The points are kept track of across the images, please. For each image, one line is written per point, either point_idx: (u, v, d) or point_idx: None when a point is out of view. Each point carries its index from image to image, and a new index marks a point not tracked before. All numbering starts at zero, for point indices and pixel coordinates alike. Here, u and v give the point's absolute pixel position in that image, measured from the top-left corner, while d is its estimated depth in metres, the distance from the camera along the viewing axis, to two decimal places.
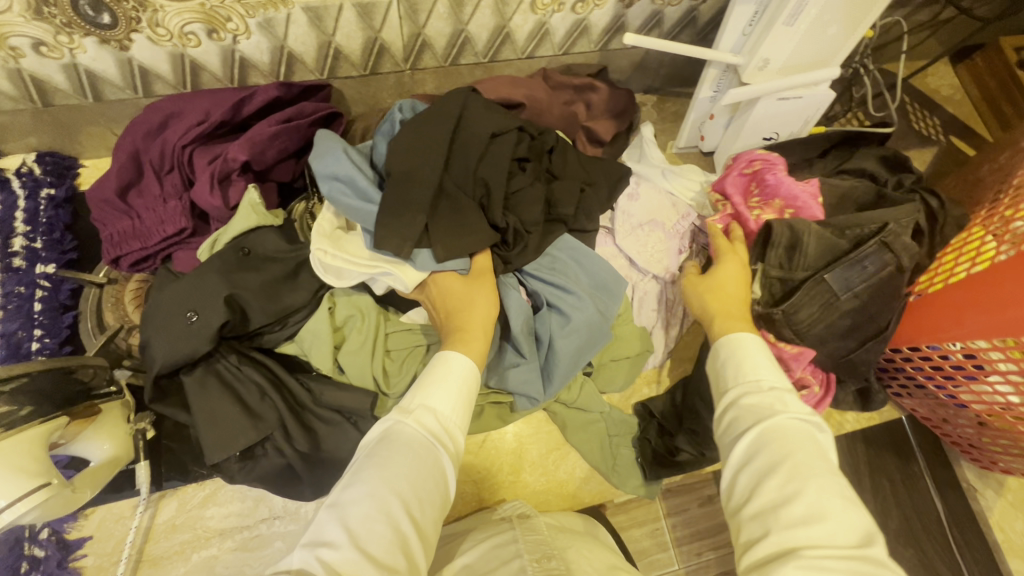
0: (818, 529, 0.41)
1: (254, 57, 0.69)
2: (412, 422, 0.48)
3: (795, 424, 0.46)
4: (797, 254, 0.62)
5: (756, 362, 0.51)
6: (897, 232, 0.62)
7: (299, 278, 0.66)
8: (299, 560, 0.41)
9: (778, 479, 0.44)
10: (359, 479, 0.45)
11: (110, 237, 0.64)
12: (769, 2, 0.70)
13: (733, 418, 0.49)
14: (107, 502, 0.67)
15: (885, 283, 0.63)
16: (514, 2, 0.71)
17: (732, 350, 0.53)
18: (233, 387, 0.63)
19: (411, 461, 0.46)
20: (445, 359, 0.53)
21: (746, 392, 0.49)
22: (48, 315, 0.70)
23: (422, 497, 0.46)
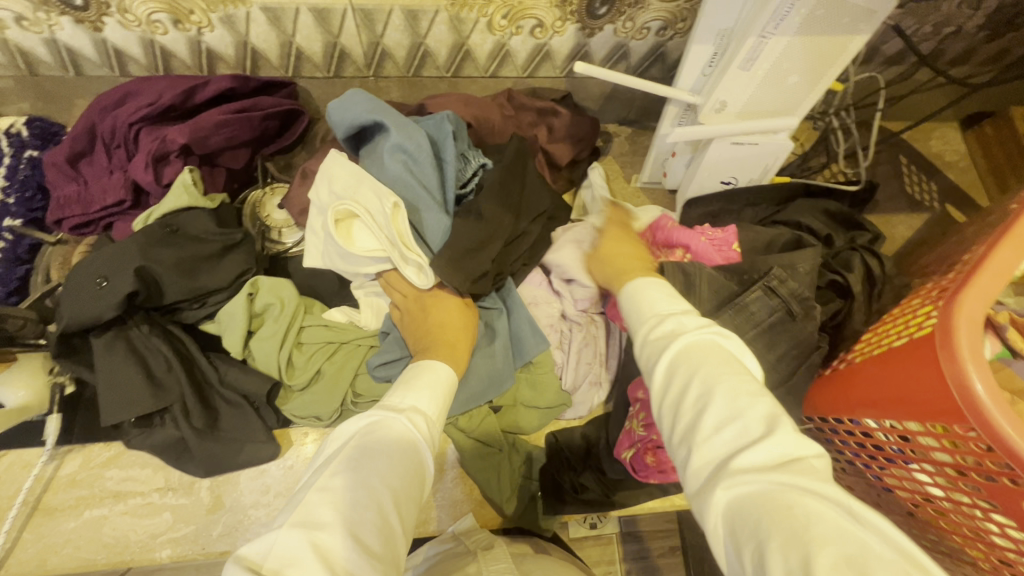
0: (738, 439, 0.40)
1: (220, 49, 0.73)
2: (404, 417, 0.48)
3: (701, 343, 0.46)
4: (693, 298, 0.65)
5: (652, 298, 0.53)
6: (782, 279, 0.65)
7: (223, 261, 0.68)
8: (287, 546, 0.37)
9: (691, 397, 0.43)
10: (357, 460, 0.43)
11: (57, 200, 0.69)
12: (727, 45, 0.69)
13: (645, 353, 0.49)
14: (17, 448, 0.70)
15: (785, 333, 0.65)
16: (470, 21, 0.73)
17: (631, 293, 0.55)
18: (143, 356, 0.66)
19: (399, 455, 0.44)
20: (432, 367, 0.55)
21: (655, 322, 0.50)
22: (4, 265, 0.75)
23: (410, 483, 0.44)
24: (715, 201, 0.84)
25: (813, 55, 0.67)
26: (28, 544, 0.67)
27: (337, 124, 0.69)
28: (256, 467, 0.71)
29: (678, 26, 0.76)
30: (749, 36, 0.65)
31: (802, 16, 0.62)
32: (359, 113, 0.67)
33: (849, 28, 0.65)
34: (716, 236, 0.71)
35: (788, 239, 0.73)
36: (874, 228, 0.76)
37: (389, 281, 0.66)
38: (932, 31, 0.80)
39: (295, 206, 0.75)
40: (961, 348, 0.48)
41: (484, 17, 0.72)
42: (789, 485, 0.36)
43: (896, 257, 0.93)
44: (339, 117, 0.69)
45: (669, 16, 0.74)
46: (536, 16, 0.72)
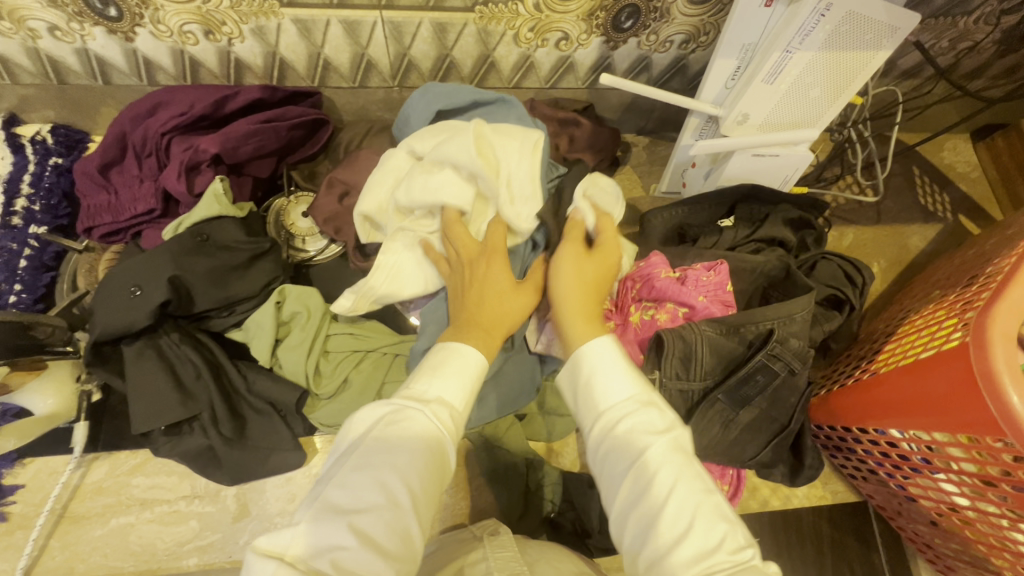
0: (715, 558, 0.38)
1: (249, 59, 0.74)
2: (424, 411, 0.45)
3: (669, 447, 0.43)
4: (691, 364, 0.62)
5: (608, 380, 0.47)
6: (784, 340, 0.62)
7: (251, 270, 0.69)
8: (309, 540, 0.38)
9: (666, 517, 0.40)
10: (377, 451, 0.42)
11: (87, 208, 0.70)
12: (751, 58, 0.70)
13: (608, 450, 0.44)
14: (44, 456, 0.70)
15: (784, 386, 0.65)
16: (497, 34, 0.73)
17: (582, 370, 0.48)
18: (172, 364, 0.66)
19: (419, 452, 0.43)
20: (459, 350, 0.51)
21: (619, 420, 0.44)
22: (30, 272, 0.76)
23: (431, 480, 0.43)
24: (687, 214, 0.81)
25: (836, 69, 0.69)
26: (55, 552, 0.67)
27: (415, 107, 0.73)
28: (282, 474, 0.71)
29: (701, 40, 0.77)
30: (775, 51, 0.66)
31: (828, 31, 0.64)
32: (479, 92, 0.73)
33: (873, 44, 0.66)
34: (710, 280, 0.65)
35: (776, 268, 0.69)
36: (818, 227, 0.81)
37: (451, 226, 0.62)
38: (948, 46, 0.81)
39: (320, 215, 0.75)
40: (997, 362, 0.49)
41: (511, 29, 0.73)
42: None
43: (911, 267, 0.94)
44: (435, 97, 0.73)
45: (692, 30, 0.75)
46: (562, 29, 0.73)
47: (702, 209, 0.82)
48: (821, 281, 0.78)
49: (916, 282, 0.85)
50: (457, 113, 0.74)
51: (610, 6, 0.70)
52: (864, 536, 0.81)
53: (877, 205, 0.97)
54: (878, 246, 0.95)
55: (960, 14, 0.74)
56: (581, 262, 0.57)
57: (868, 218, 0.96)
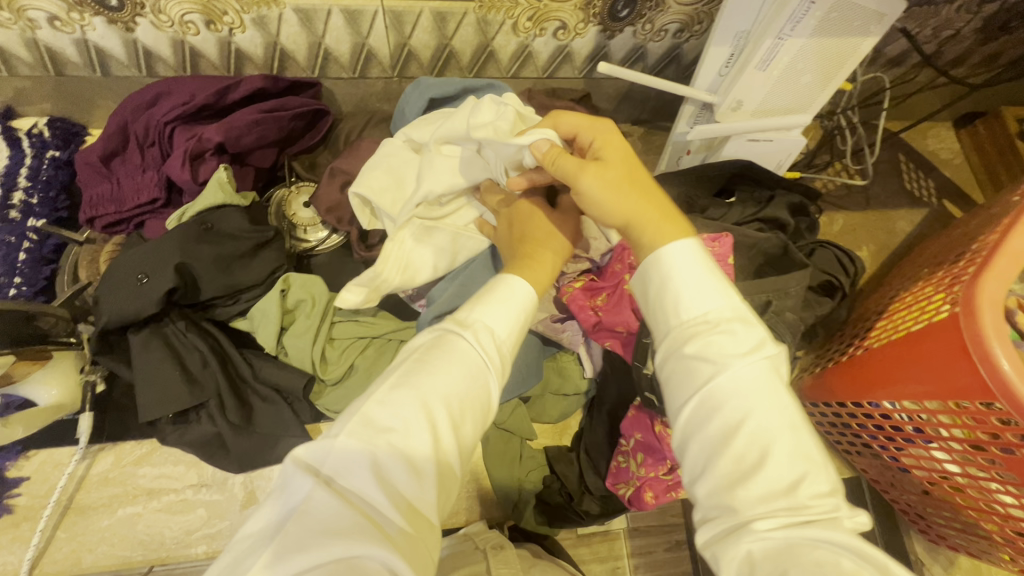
0: (782, 493, 0.36)
1: (249, 50, 0.75)
2: (469, 335, 0.43)
3: (748, 368, 0.38)
4: None
5: (691, 292, 0.42)
6: (779, 311, 0.65)
7: (256, 258, 0.70)
8: (343, 460, 0.37)
9: (733, 447, 0.37)
10: (420, 373, 0.40)
11: (90, 198, 0.71)
12: (744, 46, 0.72)
13: (676, 367, 0.41)
14: (48, 448, 0.70)
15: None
16: (496, 24, 0.75)
17: (661, 276, 0.43)
18: (178, 352, 0.66)
19: (464, 376, 0.41)
20: (508, 280, 0.47)
21: (694, 335, 0.40)
22: (30, 265, 0.76)
23: (474, 405, 0.41)
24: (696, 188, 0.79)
25: (826, 56, 0.71)
26: (62, 543, 0.67)
27: (410, 103, 0.75)
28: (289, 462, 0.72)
29: (695, 29, 0.79)
30: (767, 37, 0.68)
31: (818, 18, 0.66)
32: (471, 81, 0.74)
33: (860, 30, 0.68)
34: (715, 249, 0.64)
35: (773, 245, 0.72)
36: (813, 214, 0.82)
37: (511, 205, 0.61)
38: (932, 34, 0.84)
39: (323, 203, 0.75)
40: (986, 328, 0.52)
41: (510, 19, 0.74)
42: (821, 544, 0.34)
43: (899, 250, 0.97)
44: (428, 87, 0.74)
45: (686, 19, 0.77)
46: (560, 19, 0.75)
47: (704, 182, 0.80)
48: (817, 267, 0.79)
49: (903, 264, 0.88)
50: (448, 102, 0.76)
51: None
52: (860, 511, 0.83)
53: (865, 191, 0.99)
54: (867, 231, 0.98)
55: (943, 3, 0.77)
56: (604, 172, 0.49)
57: (856, 203, 0.99)
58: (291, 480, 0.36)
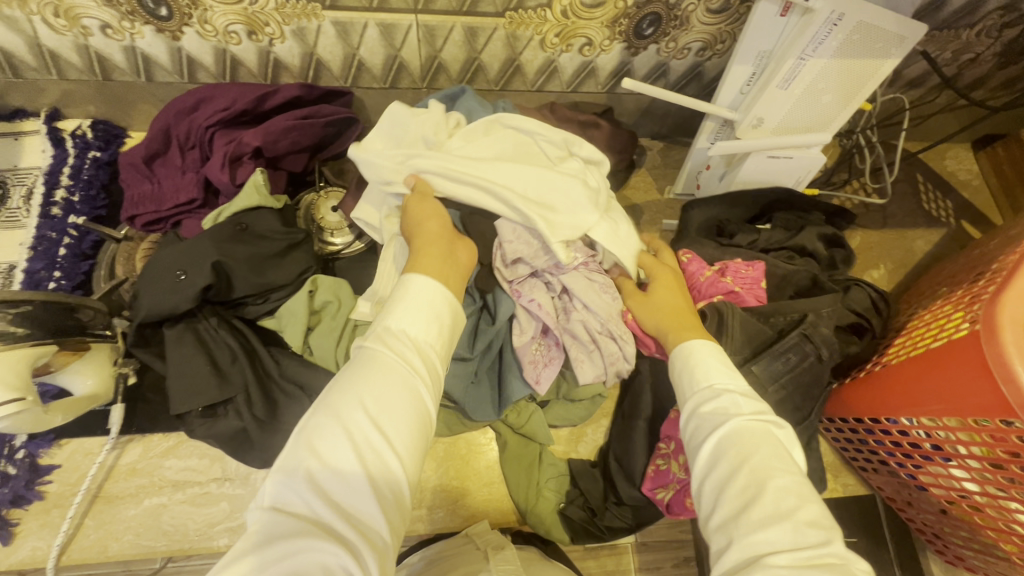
0: (784, 525, 0.39)
1: (287, 60, 0.78)
2: (376, 342, 0.46)
3: (750, 426, 0.45)
4: (724, 337, 0.64)
5: (707, 367, 0.51)
6: (815, 324, 0.65)
7: (287, 258, 0.72)
8: (275, 486, 0.40)
9: (738, 487, 0.42)
10: (334, 388, 0.44)
11: (132, 197, 0.74)
12: (766, 65, 0.74)
13: (694, 426, 0.48)
14: (80, 437, 0.72)
15: (807, 373, 0.65)
16: (525, 39, 0.77)
17: (685, 360, 0.53)
18: (209, 348, 0.68)
19: (380, 383, 0.43)
20: (407, 281, 0.50)
21: (708, 399, 0.49)
22: (70, 260, 0.79)
23: (393, 404, 0.43)
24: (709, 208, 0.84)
25: (847, 76, 0.72)
26: (89, 530, 0.69)
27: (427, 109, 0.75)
28: None
29: (717, 48, 0.81)
30: (789, 57, 0.70)
31: (840, 39, 0.68)
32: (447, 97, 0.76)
33: (882, 52, 0.70)
34: (748, 273, 0.70)
35: (803, 276, 0.72)
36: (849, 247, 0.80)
37: (423, 192, 0.62)
38: (952, 57, 0.85)
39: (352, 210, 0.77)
40: (1006, 346, 0.52)
41: (539, 35, 0.77)
42: None
43: (916, 270, 0.97)
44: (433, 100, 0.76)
45: (709, 38, 0.79)
46: (586, 35, 0.77)
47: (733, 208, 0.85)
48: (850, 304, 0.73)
49: (922, 283, 0.88)
50: None
51: (634, 13, 0.74)
52: (875, 531, 0.82)
53: (882, 210, 1.00)
54: (884, 249, 0.98)
55: (963, 26, 0.79)
56: (648, 300, 0.64)
57: (874, 222, 1.00)
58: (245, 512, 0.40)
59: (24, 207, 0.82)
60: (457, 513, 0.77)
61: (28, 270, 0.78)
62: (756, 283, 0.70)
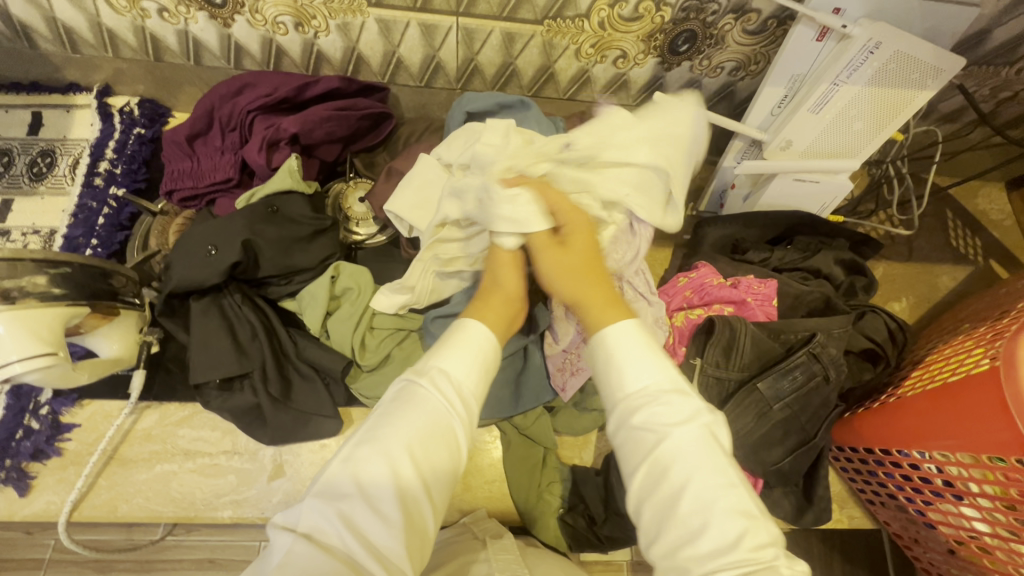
0: (731, 552, 0.40)
1: (330, 52, 0.80)
2: (427, 382, 0.47)
3: (691, 437, 0.44)
4: (733, 353, 0.66)
5: (629, 365, 0.47)
6: (824, 344, 0.66)
7: (314, 243, 0.74)
8: (314, 517, 0.42)
9: (681, 512, 0.42)
10: (385, 424, 0.45)
11: (171, 173, 0.77)
12: (799, 89, 0.75)
13: (623, 439, 0.46)
14: (101, 399, 0.74)
15: (814, 394, 0.67)
16: (561, 47, 0.79)
17: (605, 356, 0.48)
18: (231, 323, 0.71)
19: (425, 425, 0.45)
20: (466, 325, 0.51)
21: (639, 409, 0.45)
22: (107, 229, 0.82)
23: (439, 451, 0.45)
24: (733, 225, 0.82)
25: (881, 105, 0.72)
26: (101, 490, 0.71)
27: (473, 99, 0.77)
28: (318, 441, 0.75)
29: (751, 69, 0.82)
30: (822, 82, 0.70)
31: (875, 68, 0.68)
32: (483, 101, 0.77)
33: (917, 84, 0.70)
34: (760, 289, 0.71)
35: (816, 299, 0.74)
36: (871, 274, 0.79)
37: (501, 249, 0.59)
38: (990, 94, 0.85)
39: (378, 201, 0.79)
40: None
41: (575, 44, 0.78)
42: None
43: (938, 306, 0.95)
44: (468, 101, 0.78)
45: (744, 58, 0.80)
46: (621, 48, 0.79)
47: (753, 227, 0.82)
48: (861, 331, 0.74)
49: (944, 318, 0.87)
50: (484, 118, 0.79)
51: (670, 29, 0.75)
52: (877, 568, 0.80)
53: (908, 242, 0.99)
54: (907, 283, 0.97)
55: (1002, 64, 0.78)
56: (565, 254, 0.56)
57: (899, 254, 0.98)
58: (276, 538, 0.42)
59: (69, 175, 0.86)
60: (456, 507, 0.78)
61: (67, 236, 0.81)
62: (768, 300, 0.71)
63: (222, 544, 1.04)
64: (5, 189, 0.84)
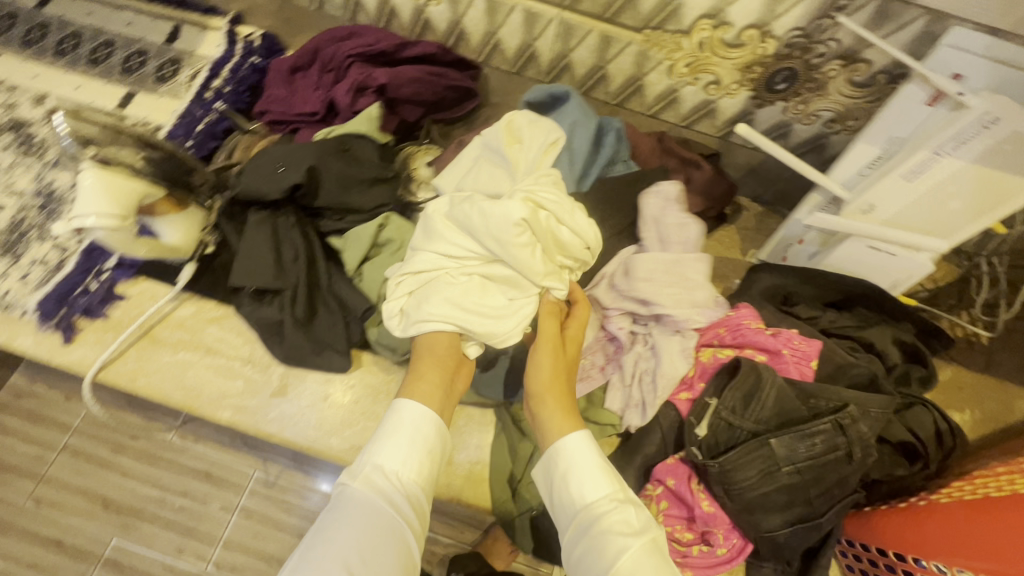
0: None
1: (436, 22, 0.85)
2: (364, 482, 0.56)
3: (646, 551, 0.51)
4: (752, 403, 0.63)
5: (585, 479, 0.56)
6: (855, 418, 0.61)
7: (372, 188, 0.78)
8: None
9: None
10: (325, 538, 0.53)
11: (268, 96, 0.83)
12: (895, 152, 0.70)
13: (582, 550, 0.53)
14: (153, 280, 0.81)
15: (832, 468, 0.61)
16: (654, 61, 0.79)
17: (557, 473, 0.58)
18: (279, 242, 0.75)
19: (363, 527, 0.54)
20: (398, 410, 0.61)
21: (599, 516, 0.54)
22: (203, 136, 0.90)
23: (378, 546, 0.53)
24: (786, 276, 0.77)
25: (987, 186, 0.66)
26: (129, 358, 0.76)
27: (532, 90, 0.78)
28: (325, 373, 0.77)
29: (848, 123, 0.78)
30: (922, 149, 0.65)
31: (986, 145, 0.62)
32: (553, 90, 0.77)
33: None
34: (800, 347, 0.67)
35: (862, 375, 0.67)
36: (932, 367, 0.73)
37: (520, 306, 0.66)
38: None
39: (441, 166, 0.82)
40: None
41: (669, 60, 0.78)
42: None
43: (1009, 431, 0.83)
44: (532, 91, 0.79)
45: (842, 109, 0.76)
46: (714, 73, 0.78)
47: (810, 283, 0.76)
48: (902, 422, 0.66)
49: (1012, 443, 0.76)
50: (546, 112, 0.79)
51: (769, 63, 0.74)
52: None
53: (988, 352, 0.88)
54: (977, 395, 0.86)
55: None
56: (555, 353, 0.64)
57: (975, 362, 0.88)
58: None
59: (186, 84, 0.95)
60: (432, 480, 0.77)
61: (170, 134, 0.90)
62: (806, 360, 0.67)
63: (223, 462, 1.14)
64: (132, 84, 0.95)
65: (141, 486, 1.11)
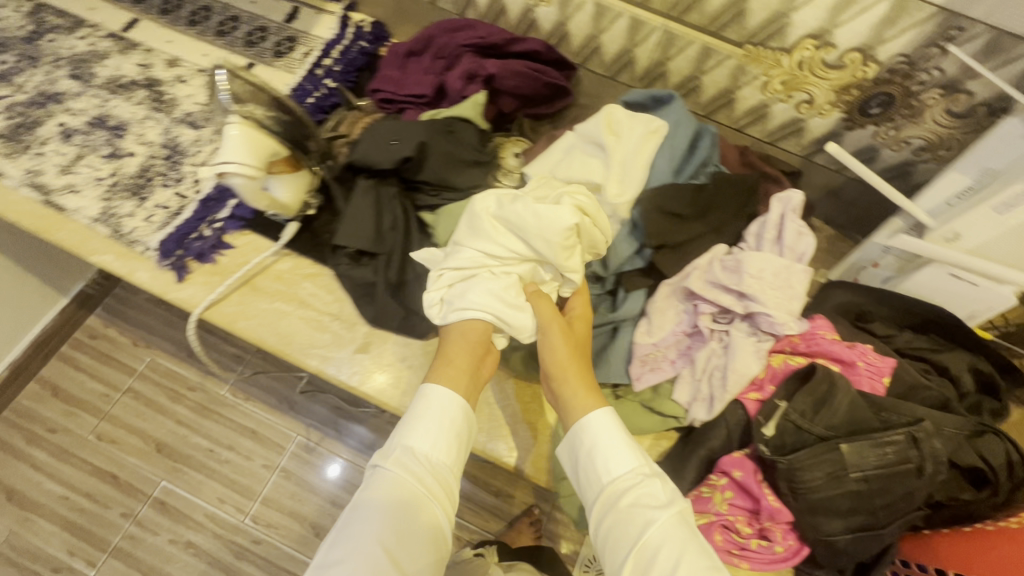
0: None
1: (543, 23, 0.91)
2: (393, 463, 0.61)
3: (670, 523, 0.56)
4: (824, 408, 0.64)
5: (609, 461, 0.62)
6: (929, 433, 0.62)
7: (470, 170, 0.83)
8: None
9: None
10: (356, 521, 0.58)
11: (381, 76, 0.90)
12: (989, 184, 0.71)
13: (610, 524, 0.59)
14: (257, 234, 0.88)
15: (902, 481, 0.61)
16: (751, 76, 0.82)
17: (581, 454, 0.64)
18: (380, 210, 0.81)
19: (391, 510, 0.59)
20: (426, 395, 0.66)
21: (625, 493, 0.59)
22: (312, 109, 0.98)
23: (404, 528, 0.58)
24: (861, 295, 0.79)
25: None
26: (232, 301, 0.83)
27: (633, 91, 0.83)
28: (406, 336, 0.82)
29: (939, 153, 0.79)
30: None
31: None
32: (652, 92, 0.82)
33: None
34: (874, 362, 0.69)
35: (932, 399, 0.69)
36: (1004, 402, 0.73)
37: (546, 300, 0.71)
38: None
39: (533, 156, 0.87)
40: None
41: (766, 76, 0.81)
42: None
43: None
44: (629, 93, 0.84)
45: (935, 138, 0.78)
46: (809, 92, 0.80)
47: (884, 305, 0.78)
48: (974, 448, 0.65)
49: None
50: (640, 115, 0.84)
51: (867, 87, 0.76)
52: None
53: None
54: None
55: None
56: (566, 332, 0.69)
57: None
58: None
59: (300, 60, 1.03)
60: None
61: None
62: (879, 376, 0.69)
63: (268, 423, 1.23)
64: (252, 56, 1.03)
65: (192, 434, 1.21)
